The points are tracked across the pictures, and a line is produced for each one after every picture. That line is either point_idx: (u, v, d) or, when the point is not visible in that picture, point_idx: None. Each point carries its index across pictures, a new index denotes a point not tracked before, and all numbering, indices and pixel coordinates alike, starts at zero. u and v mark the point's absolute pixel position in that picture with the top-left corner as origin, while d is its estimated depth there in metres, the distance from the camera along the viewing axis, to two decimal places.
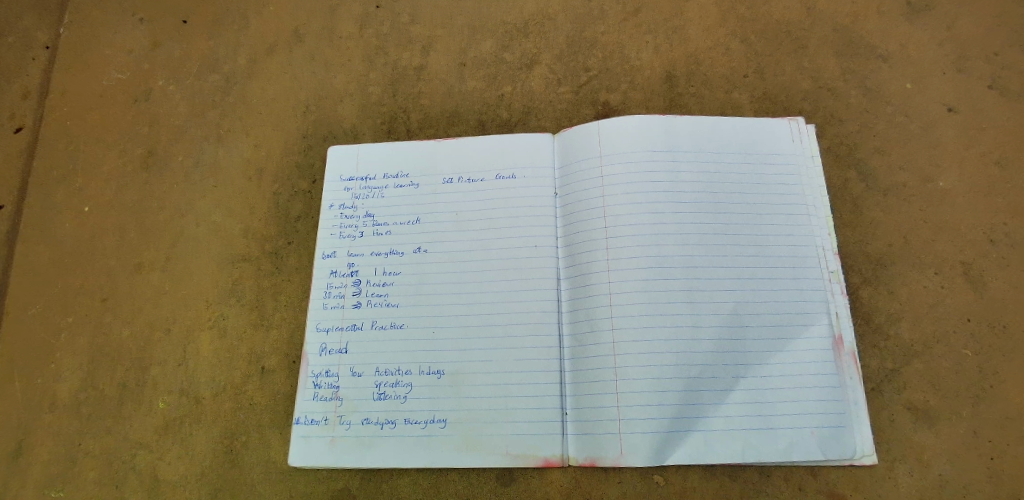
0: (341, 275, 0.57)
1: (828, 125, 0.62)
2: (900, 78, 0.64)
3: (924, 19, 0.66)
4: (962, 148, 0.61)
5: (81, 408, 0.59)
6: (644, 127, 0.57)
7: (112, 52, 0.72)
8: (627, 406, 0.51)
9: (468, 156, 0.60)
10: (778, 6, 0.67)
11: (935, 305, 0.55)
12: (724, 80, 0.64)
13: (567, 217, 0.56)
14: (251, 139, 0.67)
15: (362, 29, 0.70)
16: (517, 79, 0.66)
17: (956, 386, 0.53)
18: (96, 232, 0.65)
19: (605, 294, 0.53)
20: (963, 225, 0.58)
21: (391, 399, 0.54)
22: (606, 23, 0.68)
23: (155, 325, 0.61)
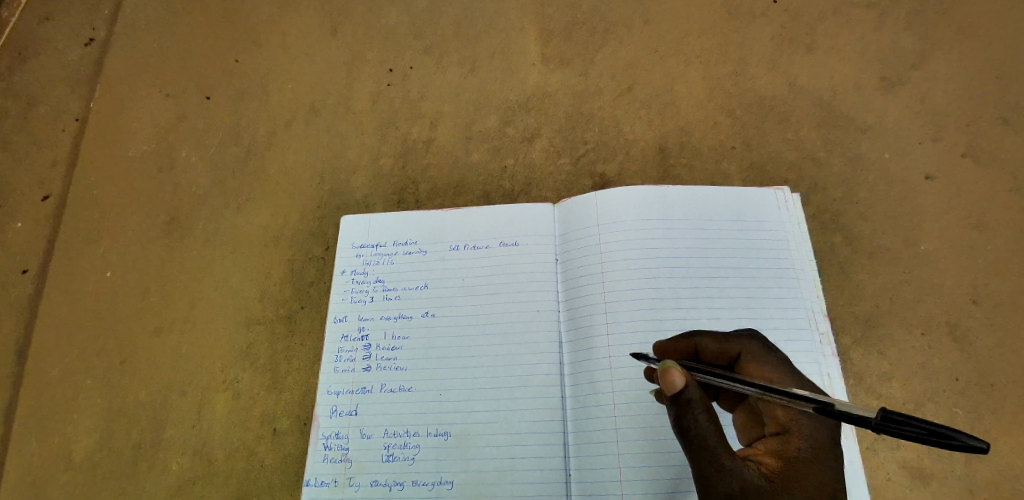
0: (352, 338, 0.60)
1: (813, 193, 0.66)
2: (879, 148, 0.68)
3: (899, 93, 0.70)
4: (942, 213, 0.64)
5: (96, 470, 0.60)
6: (640, 197, 0.60)
7: (139, 126, 0.77)
8: (630, 468, 0.52)
9: (473, 224, 0.63)
10: (762, 83, 0.72)
11: (924, 365, 0.58)
12: (713, 151, 0.69)
13: (567, 283, 0.59)
14: (268, 207, 0.71)
15: (374, 104, 0.75)
16: (519, 151, 0.70)
17: (949, 445, 0.55)
18: (116, 295, 0.68)
19: (606, 357, 0.55)
20: (947, 287, 0.61)
21: (400, 460, 0.56)
22: (602, 99, 0.73)
23: (171, 387, 0.63)
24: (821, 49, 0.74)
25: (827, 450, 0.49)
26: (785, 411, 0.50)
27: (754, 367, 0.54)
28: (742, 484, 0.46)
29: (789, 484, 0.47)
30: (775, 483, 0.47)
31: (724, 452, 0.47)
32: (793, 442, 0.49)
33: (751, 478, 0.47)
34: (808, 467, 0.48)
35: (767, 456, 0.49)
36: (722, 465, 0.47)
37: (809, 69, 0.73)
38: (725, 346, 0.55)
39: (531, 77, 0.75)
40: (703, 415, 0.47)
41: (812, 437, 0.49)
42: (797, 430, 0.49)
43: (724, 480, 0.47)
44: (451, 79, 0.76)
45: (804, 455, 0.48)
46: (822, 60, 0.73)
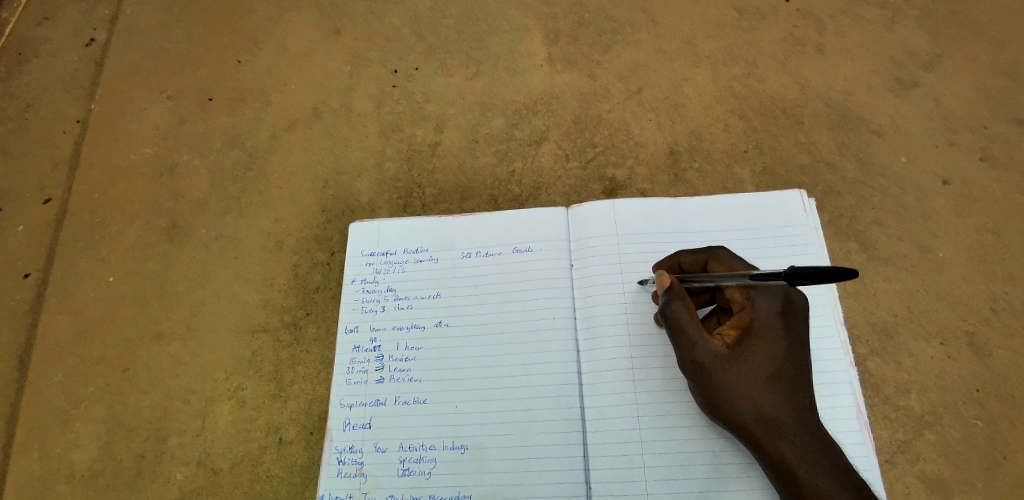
0: (364, 349, 0.59)
1: (827, 198, 0.65)
2: (893, 151, 0.67)
3: (914, 96, 0.69)
4: (959, 218, 0.63)
5: (98, 479, 0.59)
6: (656, 211, 0.61)
7: (140, 128, 0.76)
8: (653, 480, 0.52)
9: (485, 232, 0.62)
10: (773, 85, 0.71)
11: (942, 375, 0.57)
12: (725, 155, 0.67)
13: (583, 292, 0.59)
14: (272, 212, 0.69)
15: (379, 107, 0.74)
16: (527, 155, 0.69)
17: (969, 458, 0.54)
18: (118, 300, 0.67)
19: (628, 369, 0.56)
20: (964, 295, 0.60)
21: (417, 475, 0.54)
22: (611, 102, 0.72)
23: (174, 396, 0.62)
24: (833, 50, 0.72)
25: (783, 319, 0.49)
26: (739, 291, 0.50)
27: (718, 263, 0.52)
28: (710, 354, 0.48)
29: (752, 352, 0.48)
30: (740, 351, 0.48)
31: (693, 326, 0.49)
32: (746, 314, 0.49)
33: (718, 348, 0.48)
34: (772, 334, 0.48)
35: (733, 329, 0.49)
36: (692, 337, 0.48)
37: (821, 71, 0.72)
38: (695, 251, 0.54)
39: (538, 79, 0.74)
40: (682, 305, 0.49)
41: (767, 307, 0.49)
42: (753, 305, 0.49)
43: (691, 354, 0.49)
44: (457, 81, 0.75)
45: (762, 326, 0.48)
46: (834, 62, 0.72)
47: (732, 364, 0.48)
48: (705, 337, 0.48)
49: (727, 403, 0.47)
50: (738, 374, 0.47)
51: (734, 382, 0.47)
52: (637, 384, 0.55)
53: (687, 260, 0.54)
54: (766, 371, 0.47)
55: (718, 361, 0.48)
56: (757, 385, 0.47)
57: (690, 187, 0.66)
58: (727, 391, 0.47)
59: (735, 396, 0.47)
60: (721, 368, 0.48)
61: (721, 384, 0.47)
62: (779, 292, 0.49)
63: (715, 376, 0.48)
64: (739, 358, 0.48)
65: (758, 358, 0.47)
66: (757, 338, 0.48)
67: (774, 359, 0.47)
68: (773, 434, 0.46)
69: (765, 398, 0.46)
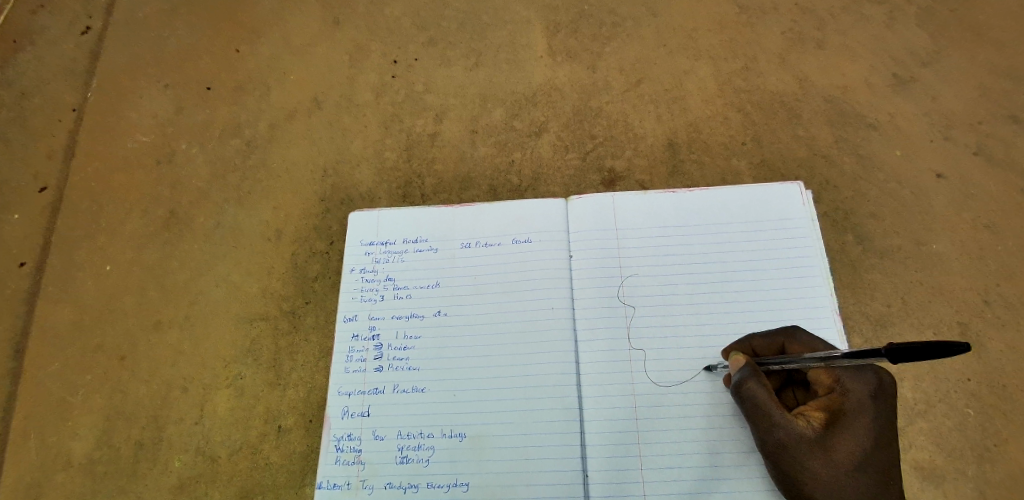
0: (363, 338, 0.59)
1: (824, 191, 0.65)
2: (889, 146, 0.67)
3: (910, 90, 0.70)
4: (954, 212, 0.64)
5: (97, 467, 0.59)
6: (655, 203, 0.61)
7: (138, 117, 0.76)
8: (651, 468, 0.53)
9: (484, 222, 0.62)
10: (772, 78, 0.72)
11: (935, 365, 0.58)
12: (723, 148, 0.68)
13: (582, 284, 0.59)
14: (271, 202, 0.69)
15: (379, 97, 0.74)
16: (527, 146, 0.69)
17: (961, 447, 0.55)
18: (116, 289, 0.67)
19: (626, 359, 0.56)
20: (958, 287, 0.60)
21: (415, 463, 0.55)
22: (611, 94, 0.72)
23: (173, 384, 0.62)
24: (832, 46, 0.73)
25: (874, 405, 0.48)
26: (827, 372, 0.49)
27: (797, 344, 0.52)
28: (796, 439, 0.46)
29: (842, 440, 0.46)
30: (831, 438, 0.46)
31: (775, 408, 0.47)
32: (835, 396, 0.48)
33: (803, 432, 0.47)
34: (865, 422, 0.47)
35: (817, 411, 0.48)
36: (775, 420, 0.47)
37: (819, 65, 0.72)
38: (771, 334, 0.53)
39: (538, 71, 0.74)
40: (758, 385, 0.47)
41: (859, 391, 0.48)
42: (843, 387, 0.48)
43: (772, 436, 0.47)
44: (457, 73, 0.75)
45: (853, 412, 0.47)
46: (832, 57, 0.72)
47: (820, 453, 0.46)
48: (792, 421, 0.46)
49: (811, 492, 0.46)
50: (825, 464, 0.46)
51: (821, 471, 0.46)
52: (635, 375, 0.56)
53: (760, 342, 0.53)
54: (855, 462, 0.46)
55: (804, 448, 0.46)
56: (847, 477, 0.46)
57: (688, 179, 0.67)
58: (810, 478, 0.46)
59: (819, 486, 0.46)
60: (805, 455, 0.46)
61: (805, 471, 0.46)
62: (870, 375, 0.48)
63: (798, 463, 0.46)
64: (829, 447, 0.46)
65: (846, 446, 0.46)
66: (848, 424, 0.47)
67: (864, 450, 0.46)
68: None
69: (853, 490, 0.46)
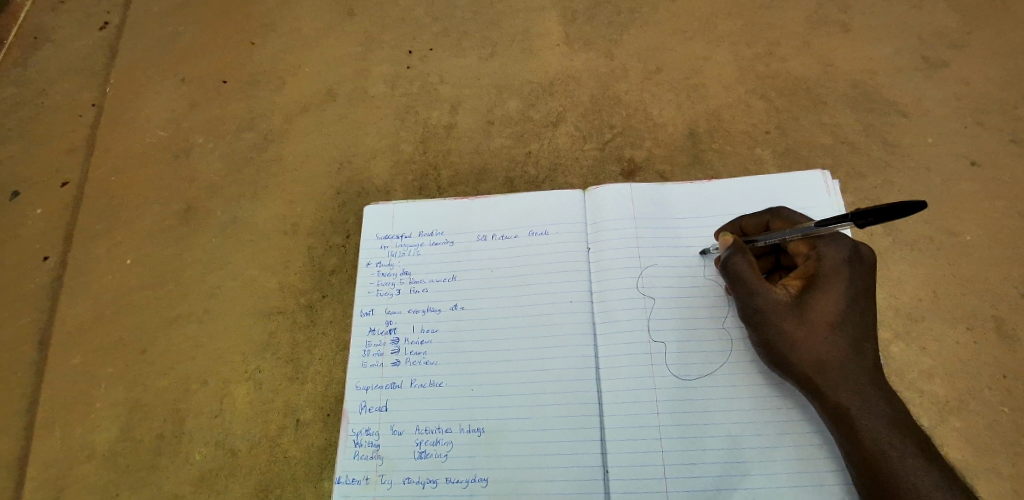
0: (379, 332, 0.59)
1: (851, 180, 0.63)
2: (919, 133, 0.65)
3: (941, 75, 0.67)
4: (988, 201, 0.61)
5: (119, 459, 0.60)
6: (674, 194, 0.60)
7: (156, 111, 0.76)
8: (672, 464, 0.52)
9: (500, 215, 0.62)
10: (796, 64, 0.69)
11: (967, 360, 0.56)
12: (745, 137, 0.66)
13: (601, 275, 0.58)
14: (287, 195, 0.69)
15: (393, 89, 0.73)
16: (543, 137, 0.68)
17: (996, 444, 0.53)
18: (135, 282, 0.67)
19: (646, 353, 0.55)
20: (992, 279, 0.58)
21: (433, 458, 0.54)
22: (629, 82, 0.70)
23: (192, 378, 0.62)
24: (858, 30, 0.70)
25: (851, 269, 0.49)
26: (804, 243, 0.51)
27: (781, 220, 0.53)
28: (771, 303, 0.49)
29: (817, 303, 0.48)
30: (806, 303, 0.49)
31: (753, 276, 0.49)
32: (812, 264, 0.50)
33: (780, 298, 0.49)
34: (841, 286, 0.49)
35: (797, 280, 0.50)
36: (752, 288, 0.49)
37: (845, 50, 0.70)
38: (757, 214, 0.54)
39: (554, 61, 0.72)
40: (743, 260, 0.50)
41: (836, 257, 0.49)
42: (819, 254, 0.50)
43: (750, 303, 0.50)
44: (472, 63, 0.74)
45: (829, 276, 0.49)
46: (859, 41, 0.70)
47: (795, 315, 0.48)
48: (767, 288, 0.49)
49: (788, 354, 0.49)
50: (800, 326, 0.48)
51: (796, 332, 0.48)
52: (655, 368, 0.55)
53: (749, 223, 0.54)
54: (832, 322, 0.48)
55: (780, 311, 0.49)
56: (823, 337, 0.48)
57: (710, 169, 0.65)
58: (786, 341, 0.49)
59: (796, 346, 0.48)
60: (782, 318, 0.49)
61: (781, 335, 0.49)
62: (847, 242, 0.50)
63: (775, 326, 0.49)
64: (805, 309, 0.48)
65: (823, 307, 0.48)
66: (823, 288, 0.49)
67: (840, 310, 0.48)
68: (832, 384, 0.47)
69: (830, 348, 0.47)
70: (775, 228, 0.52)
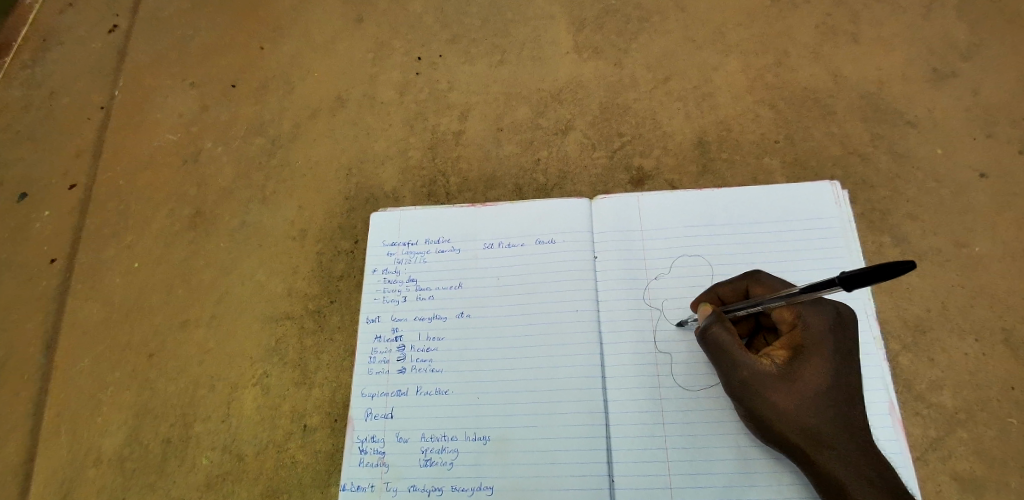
0: (385, 340, 0.59)
1: (860, 191, 0.63)
2: (929, 143, 0.65)
3: (950, 86, 0.67)
4: (997, 212, 0.61)
5: (126, 463, 0.60)
6: (681, 203, 0.60)
7: (165, 114, 0.76)
8: (678, 475, 0.52)
9: (508, 222, 0.62)
10: (805, 74, 0.70)
11: (976, 372, 0.56)
12: (754, 146, 0.66)
13: (606, 284, 0.58)
14: (296, 201, 0.69)
15: (402, 95, 0.74)
16: (552, 145, 0.68)
17: (1005, 456, 0.53)
18: (144, 286, 0.67)
19: (652, 362, 0.55)
20: (1000, 291, 0.58)
21: (439, 466, 0.54)
22: (638, 91, 0.70)
23: (200, 382, 0.62)
24: (867, 40, 0.71)
25: (835, 338, 0.48)
26: (788, 309, 0.50)
27: (760, 286, 0.52)
28: (758, 375, 0.48)
29: (803, 374, 0.47)
30: (792, 373, 0.48)
31: (737, 348, 0.49)
32: (796, 333, 0.49)
33: (766, 370, 0.48)
34: (825, 355, 0.48)
35: (781, 350, 0.49)
36: (738, 360, 0.48)
37: (854, 61, 0.70)
38: (735, 279, 0.53)
39: (563, 68, 0.73)
40: (724, 330, 0.49)
41: (819, 325, 0.49)
42: (804, 322, 0.49)
43: (735, 376, 0.48)
44: (482, 69, 0.74)
45: (813, 346, 0.48)
46: (868, 52, 0.70)
47: (782, 386, 0.47)
48: (753, 360, 0.48)
49: (776, 425, 0.47)
50: (788, 398, 0.47)
51: (785, 405, 0.47)
52: (661, 378, 0.55)
53: (727, 290, 0.53)
54: (820, 393, 0.47)
55: (767, 383, 0.48)
56: (811, 409, 0.47)
57: (718, 178, 0.65)
58: (776, 413, 0.47)
59: (785, 419, 0.47)
60: (770, 389, 0.48)
61: (770, 407, 0.47)
62: (829, 307, 0.49)
63: (763, 399, 0.48)
64: (791, 379, 0.47)
65: (810, 377, 0.47)
66: (808, 358, 0.48)
67: (827, 380, 0.47)
68: (822, 454, 0.46)
69: (819, 421, 0.47)
70: (756, 294, 0.52)
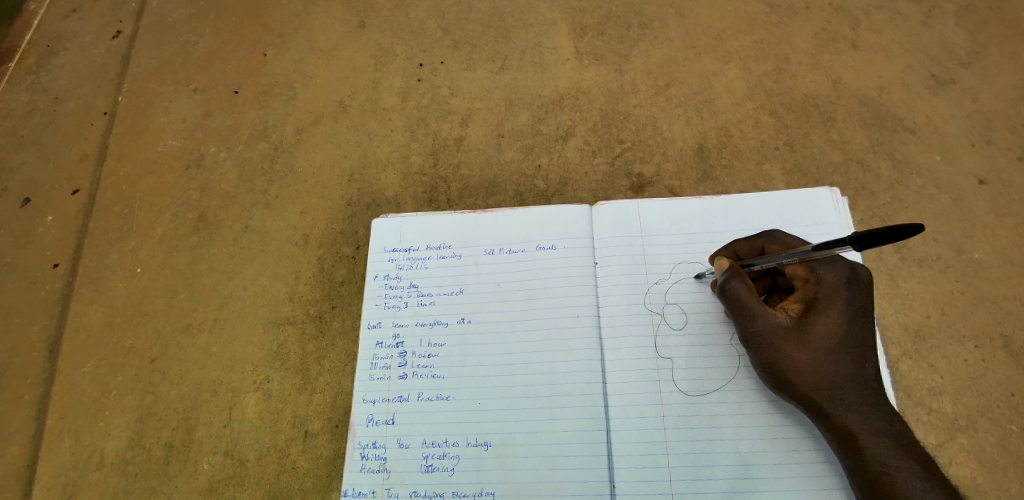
0: (386, 345, 0.59)
1: (860, 197, 0.64)
2: (928, 150, 0.65)
3: (950, 92, 0.68)
4: (996, 219, 0.62)
5: (128, 467, 0.60)
6: (681, 210, 0.61)
7: (169, 120, 0.76)
8: (679, 480, 0.52)
9: (509, 228, 0.62)
10: (805, 81, 0.70)
11: (976, 379, 0.56)
12: (754, 153, 0.66)
13: (607, 290, 0.58)
14: (298, 207, 0.70)
15: (404, 101, 0.74)
16: (553, 151, 0.69)
17: (1004, 462, 0.53)
18: (147, 291, 0.68)
19: (653, 368, 0.55)
20: (1000, 298, 0.58)
21: (440, 471, 0.55)
22: (639, 97, 0.71)
23: (202, 387, 0.63)
24: (866, 46, 0.71)
25: (849, 292, 0.49)
26: (802, 265, 0.51)
27: (776, 244, 0.52)
28: (771, 326, 0.49)
29: (817, 325, 0.48)
30: (806, 325, 0.48)
31: (752, 300, 0.49)
32: (810, 287, 0.50)
33: (781, 322, 0.49)
34: (839, 308, 0.49)
35: (795, 303, 0.50)
36: (752, 312, 0.49)
37: (854, 67, 0.70)
38: (751, 238, 0.53)
39: (564, 75, 0.73)
40: (740, 283, 0.50)
41: (833, 280, 0.49)
42: (817, 277, 0.50)
43: (749, 327, 0.49)
44: (483, 75, 0.74)
45: (827, 299, 0.49)
46: (868, 58, 0.70)
47: (795, 338, 0.48)
48: (767, 311, 0.49)
49: (789, 377, 0.48)
50: (802, 349, 0.48)
51: (798, 355, 0.48)
52: (662, 384, 0.55)
53: (743, 248, 0.54)
54: (831, 344, 0.48)
55: (781, 334, 0.49)
56: (824, 359, 0.47)
57: (718, 184, 0.65)
58: (788, 364, 0.48)
59: (798, 370, 0.48)
60: (784, 341, 0.48)
61: (783, 358, 0.48)
62: (843, 263, 0.50)
63: (777, 350, 0.49)
64: (805, 331, 0.48)
65: (823, 329, 0.48)
66: (822, 311, 0.49)
67: (839, 330, 0.48)
68: (836, 404, 0.47)
69: (831, 371, 0.47)
70: (771, 251, 0.52)
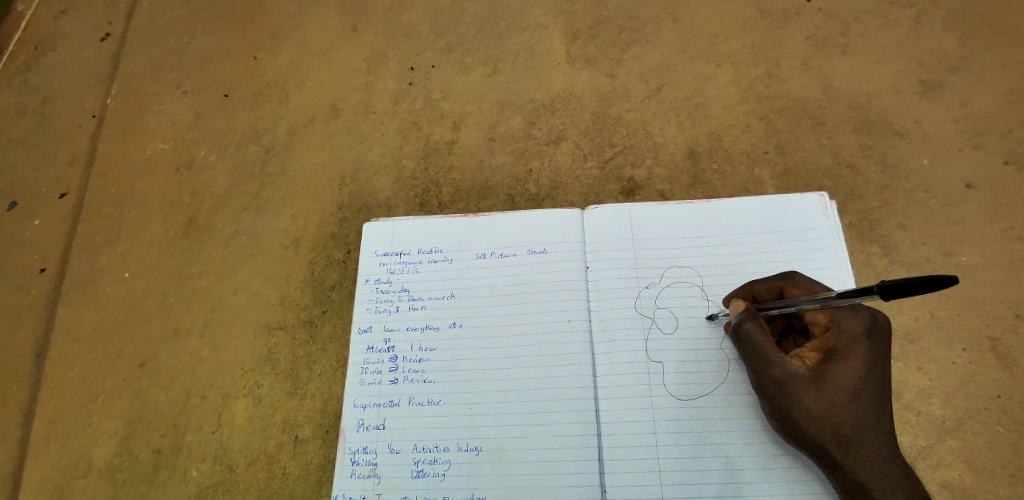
0: (378, 350, 0.59)
1: (850, 201, 0.64)
2: (918, 154, 0.66)
3: (939, 97, 0.68)
4: (985, 223, 0.62)
5: (116, 473, 0.60)
6: (672, 214, 0.61)
7: (159, 123, 0.76)
8: (670, 485, 0.52)
9: (501, 232, 0.62)
10: (796, 85, 0.70)
11: (965, 382, 0.56)
12: (745, 157, 0.67)
13: (599, 294, 0.58)
14: (289, 210, 0.69)
15: (397, 104, 0.74)
16: (545, 155, 0.69)
17: (993, 465, 0.54)
18: (136, 295, 0.67)
19: (644, 372, 0.55)
20: (988, 301, 0.59)
21: (431, 477, 0.54)
22: (631, 101, 0.71)
23: (192, 391, 0.62)
24: (857, 51, 0.71)
25: (869, 342, 0.49)
26: (822, 312, 0.51)
27: (796, 287, 0.53)
28: (788, 373, 0.49)
29: (835, 374, 0.48)
30: (823, 374, 0.48)
31: (768, 346, 0.50)
32: (830, 335, 0.50)
33: (798, 369, 0.49)
34: (858, 357, 0.48)
35: (812, 352, 0.50)
36: (769, 358, 0.49)
37: (845, 72, 0.70)
38: (770, 280, 0.54)
39: (557, 78, 0.73)
40: (756, 327, 0.50)
41: (853, 328, 0.49)
42: (838, 326, 0.50)
43: (765, 373, 0.50)
44: (475, 79, 0.74)
45: (847, 349, 0.49)
46: (858, 63, 0.71)
47: (812, 387, 0.48)
48: (783, 358, 0.49)
49: (804, 426, 0.48)
50: (818, 399, 0.48)
51: (814, 404, 0.48)
52: (654, 388, 0.55)
53: (761, 288, 0.54)
54: (849, 395, 0.48)
55: (798, 382, 0.48)
56: (841, 410, 0.47)
57: (709, 189, 0.66)
58: (803, 412, 0.48)
59: (813, 419, 0.48)
60: (800, 388, 0.48)
61: (798, 406, 0.48)
62: (865, 310, 0.50)
63: (792, 397, 0.48)
64: (822, 381, 0.48)
65: (840, 379, 0.48)
66: (840, 360, 0.49)
67: (858, 381, 0.48)
68: (849, 458, 0.47)
69: (847, 422, 0.47)
70: (791, 294, 0.53)
